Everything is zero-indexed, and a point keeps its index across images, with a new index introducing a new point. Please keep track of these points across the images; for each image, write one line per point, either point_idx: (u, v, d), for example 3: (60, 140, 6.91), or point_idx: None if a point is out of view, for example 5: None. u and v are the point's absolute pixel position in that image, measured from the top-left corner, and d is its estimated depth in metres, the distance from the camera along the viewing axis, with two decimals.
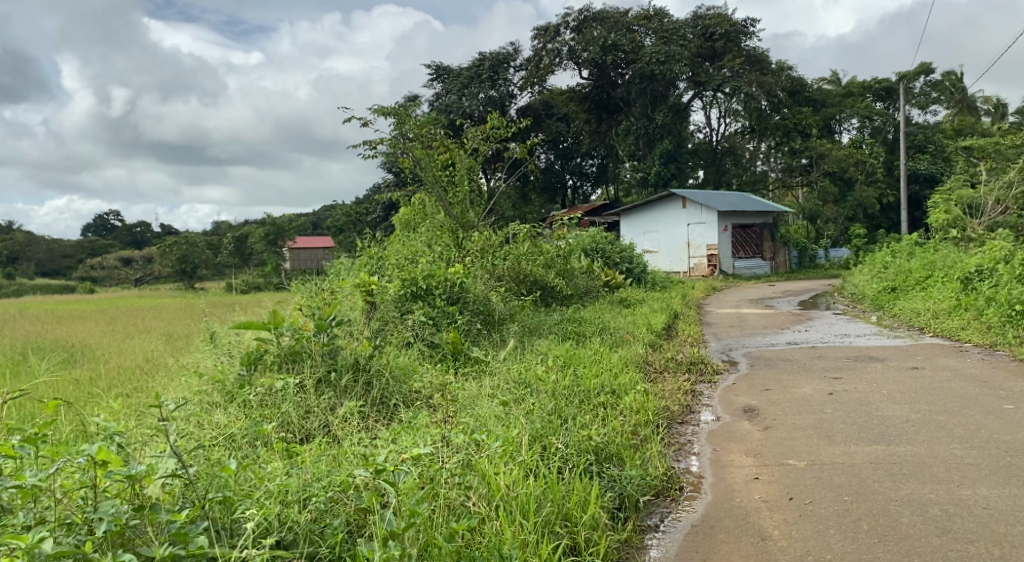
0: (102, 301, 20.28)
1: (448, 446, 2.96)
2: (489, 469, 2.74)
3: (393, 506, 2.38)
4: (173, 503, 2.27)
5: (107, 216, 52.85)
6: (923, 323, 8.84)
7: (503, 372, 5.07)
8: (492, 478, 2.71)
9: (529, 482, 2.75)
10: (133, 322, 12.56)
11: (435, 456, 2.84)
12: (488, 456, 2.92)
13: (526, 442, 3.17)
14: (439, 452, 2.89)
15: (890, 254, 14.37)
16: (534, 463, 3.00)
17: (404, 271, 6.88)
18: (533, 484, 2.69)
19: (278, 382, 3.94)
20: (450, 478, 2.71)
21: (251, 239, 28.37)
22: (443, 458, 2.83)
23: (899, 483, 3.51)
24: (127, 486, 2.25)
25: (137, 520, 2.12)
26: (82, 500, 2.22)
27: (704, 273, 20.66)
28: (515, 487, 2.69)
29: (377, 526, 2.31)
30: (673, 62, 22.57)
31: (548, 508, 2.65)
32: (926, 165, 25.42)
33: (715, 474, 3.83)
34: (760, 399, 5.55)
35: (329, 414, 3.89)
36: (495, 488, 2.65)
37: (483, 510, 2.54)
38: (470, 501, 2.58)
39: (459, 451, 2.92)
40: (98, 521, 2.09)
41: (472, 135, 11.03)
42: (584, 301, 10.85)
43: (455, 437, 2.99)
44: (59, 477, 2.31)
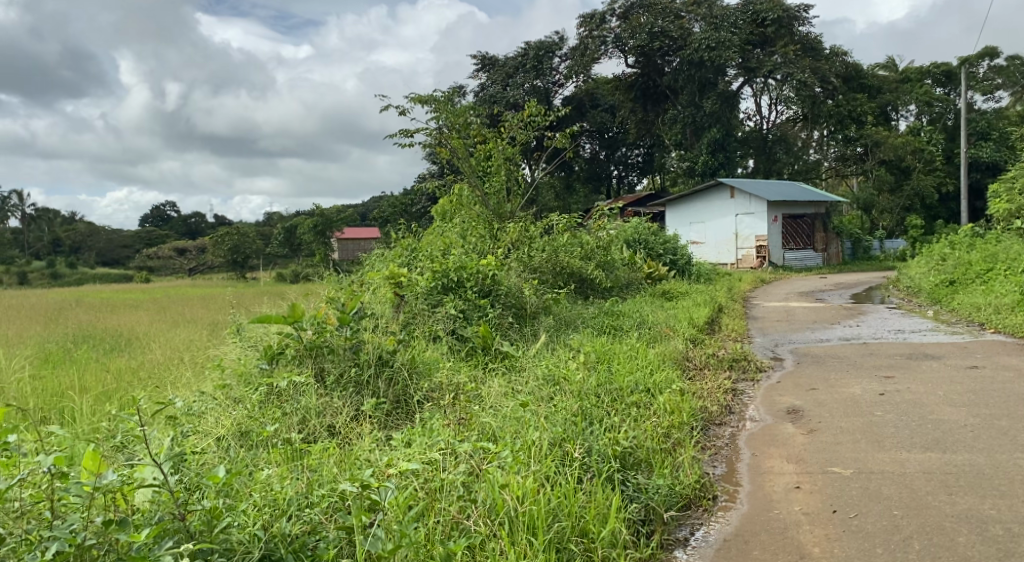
0: (155, 290, 20.81)
1: (459, 454, 2.81)
2: (498, 479, 2.57)
3: (381, 526, 2.24)
4: (148, 516, 2.15)
5: (163, 207, 54.42)
6: (983, 318, 8.31)
7: (532, 370, 4.95)
8: (498, 490, 2.53)
9: (542, 494, 2.56)
10: (181, 310, 12.79)
11: (436, 468, 2.69)
12: (498, 465, 2.74)
13: (540, 452, 3.00)
14: (445, 461, 2.74)
15: (950, 245, 13.68)
16: (549, 472, 2.82)
17: (435, 263, 6.76)
18: (543, 497, 2.50)
19: (287, 381, 3.85)
20: (454, 490, 2.56)
21: (300, 230, 28.75)
22: (447, 468, 2.68)
23: (955, 497, 3.21)
24: (99, 501, 2.14)
25: (97, 538, 2.02)
26: (51, 513, 2.11)
27: (752, 265, 20.08)
28: (525, 500, 2.50)
29: (363, 547, 2.17)
30: (723, 49, 21.97)
31: (560, 524, 2.47)
32: (988, 152, 24.27)
33: (752, 483, 3.58)
34: (806, 399, 5.24)
35: (342, 417, 3.79)
36: (500, 502, 2.47)
37: (483, 530, 2.37)
38: (473, 520, 2.42)
39: (466, 461, 2.76)
40: (52, 540, 1.96)
41: (511, 124, 10.87)
42: (625, 294, 10.55)
43: (461, 446, 2.84)
44: (29, 487, 2.20)
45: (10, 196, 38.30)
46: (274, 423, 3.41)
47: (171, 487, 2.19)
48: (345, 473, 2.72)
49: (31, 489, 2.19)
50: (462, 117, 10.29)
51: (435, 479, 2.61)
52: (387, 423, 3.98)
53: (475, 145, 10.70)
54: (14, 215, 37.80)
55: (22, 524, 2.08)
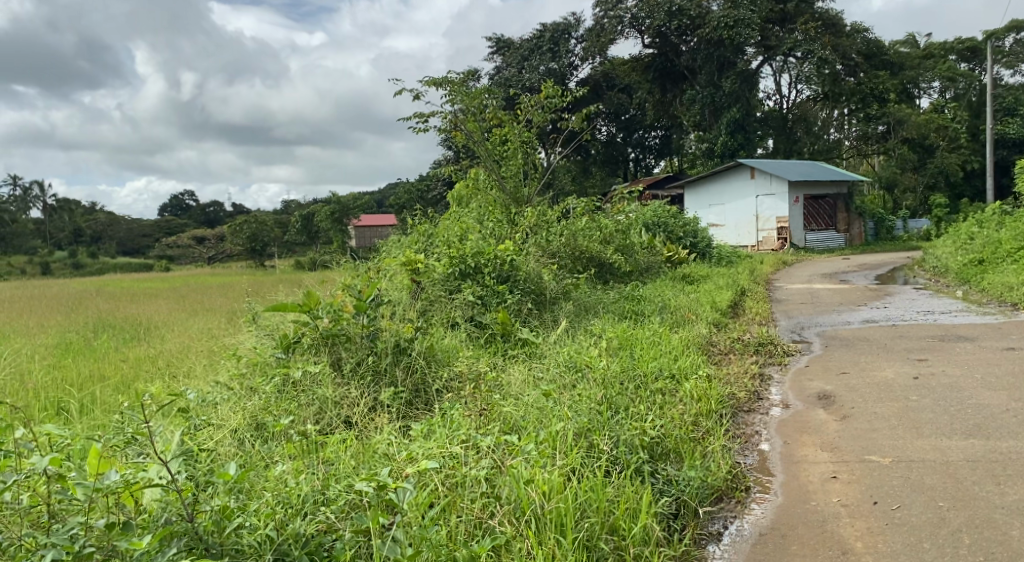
0: (175, 279, 20.92)
1: (481, 446, 2.70)
2: (523, 474, 2.44)
3: (398, 529, 2.12)
4: (153, 519, 2.07)
5: (182, 197, 54.84)
6: (1014, 298, 8.04)
7: (552, 358, 4.84)
8: (524, 486, 2.40)
9: (569, 489, 2.44)
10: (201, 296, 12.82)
11: (457, 462, 2.58)
12: (523, 459, 2.62)
13: (565, 445, 2.89)
14: (468, 456, 2.62)
15: (978, 224, 13.33)
16: (576, 465, 2.70)
17: (452, 249, 6.65)
18: (571, 493, 2.37)
19: (299, 371, 3.77)
20: (477, 487, 2.43)
21: (317, 217, 28.78)
22: (468, 463, 2.57)
23: (1004, 488, 3.04)
24: (102, 504, 2.05)
25: (99, 543, 1.93)
26: (51, 518, 2.03)
27: (773, 247, 19.77)
28: (552, 496, 2.38)
29: (380, 552, 2.06)
30: (742, 27, 21.58)
31: (589, 523, 2.34)
32: (1016, 128, 23.63)
33: (785, 472, 3.44)
34: (836, 384, 5.06)
35: (360, 409, 3.70)
36: (525, 501, 2.35)
37: (509, 530, 2.25)
38: (497, 520, 2.30)
39: (488, 455, 2.64)
40: (48, 548, 1.86)
41: (526, 106, 10.67)
42: (646, 278, 10.37)
43: (484, 440, 2.72)
44: (29, 489, 2.12)
45: (33, 187, 38.73)
46: (287, 415, 3.33)
47: (178, 486, 2.09)
48: (362, 469, 2.62)
49: (31, 491, 2.11)
50: (477, 99, 10.15)
51: (456, 475, 2.50)
52: (404, 413, 3.89)
53: (491, 129, 10.55)
54: (37, 206, 38.23)
55: (18, 528, 1.99)
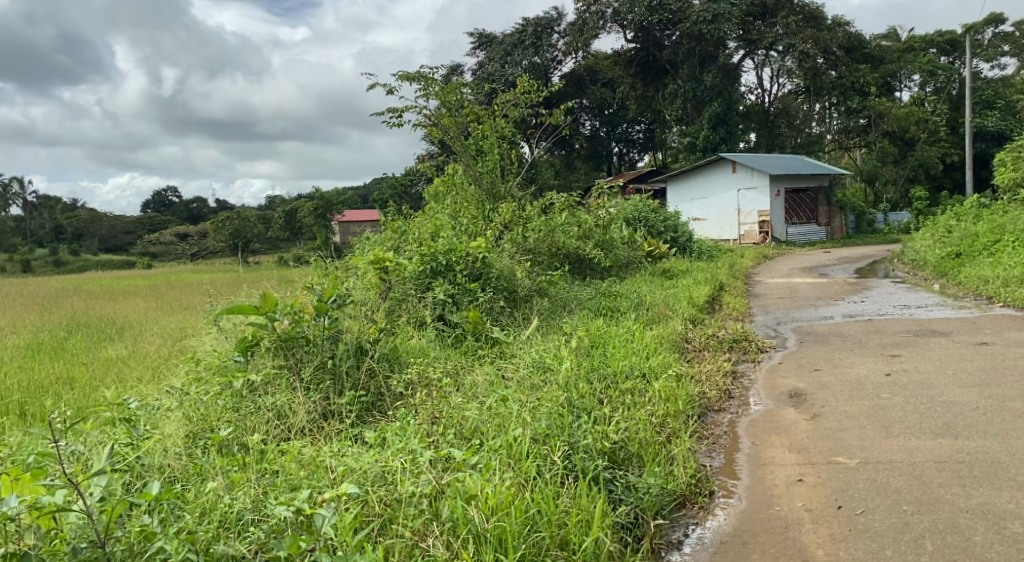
0: (155, 276, 20.63)
1: (421, 459, 2.64)
2: (464, 490, 2.38)
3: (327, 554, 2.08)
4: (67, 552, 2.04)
5: (165, 192, 54.22)
6: (990, 291, 8.00)
7: (521, 357, 4.73)
8: (466, 503, 2.36)
9: (514, 505, 2.41)
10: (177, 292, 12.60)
11: (399, 477, 2.54)
12: (469, 473, 2.56)
13: (516, 459, 2.85)
14: (410, 472, 2.56)
15: (955, 216, 13.36)
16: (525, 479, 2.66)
17: (423, 246, 6.52)
18: (513, 512, 2.34)
19: (240, 380, 3.79)
20: (417, 503, 2.39)
21: (300, 213, 28.45)
22: (410, 478, 2.53)
23: (970, 490, 2.96)
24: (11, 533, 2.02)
25: None
26: None
27: (755, 240, 19.79)
28: (494, 515, 2.34)
29: None
30: (722, 21, 21.65)
31: (528, 542, 2.31)
32: (994, 121, 23.75)
33: (750, 476, 3.37)
34: (808, 382, 5.00)
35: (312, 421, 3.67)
36: (463, 521, 2.30)
37: (442, 553, 2.20)
38: (431, 544, 2.25)
39: (429, 471, 2.57)
40: None
41: (502, 101, 10.53)
42: (625, 274, 10.30)
43: (430, 454, 2.67)
44: None
45: (12, 184, 38.10)
46: (229, 428, 3.29)
47: (91, 513, 2.15)
48: (296, 486, 2.66)
49: None
50: (453, 94, 9.99)
51: (398, 489, 2.46)
52: (361, 420, 3.84)
53: (469, 124, 10.41)
54: (16, 203, 37.69)
55: None
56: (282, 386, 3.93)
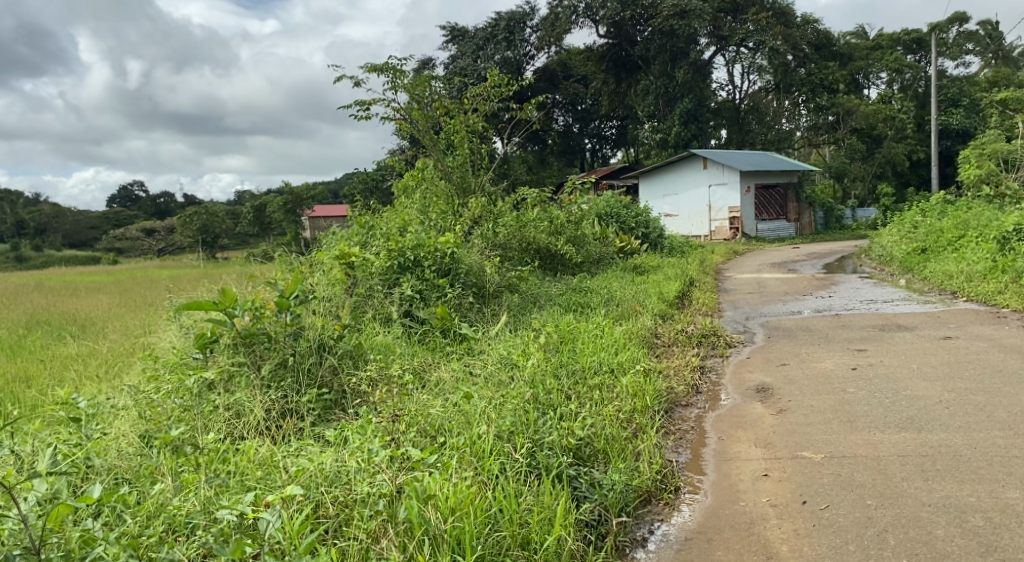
0: (121, 271, 20.26)
1: (375, 458, 2.58)
2: (421, 491, 2.33)
3: None
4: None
5: (131, 187, 53.09)
6: (954, 286, 8.12)
7: (487, 354, 4.67)
8: (423, 504, 2.31)
9: (473, 505, 2.36)
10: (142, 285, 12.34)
11: (354, 479, 2.48)
12: (426, 473, 2.51)
13: (477, 458, 2.80)
14: (367, 472, 2.50)
15: (921, 213, 13.58)
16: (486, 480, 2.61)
17: (391, 241, 6.41)
18: (470, 513, 2.30)
19: (194, 380, 3.69)
20: (373, 504, 2.34)
21: (269, 208, 28.05)
22: (366, 478, 2.47)
23: (932, 483, 2.98)
24: None
25: None
26: None
27: (725, 236, 19.96)
28: (452, 517, 2.29)
29: None
30: (693, 17, 21.87)
31: (486, 544, 2.27)
32: (958, 119, 24.21)
33: (716, 471, 3.36)
34: (776, 377, 5.02)
35: (270, 422, 3.60)
36: (418, 523, 2.25)
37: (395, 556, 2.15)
38: (385, 547, 2.20)
39: (386, 471, 2.51)
40: None
41: (473, 95, 10.41)
42: (596, 270, 10.29)
43: (387, 454, 2.61)
44: None
45: None
46: (182, 427, 3.20)
47: (28, 519, 2.11)
48: (249, 488, 2.63)
49: None
50: (423, 87, 9.86)
51: (353, 489, 2.41)
52: (323, 418, 3.77)
53: (439, 117, 10.29)
54: None
55: None
56: (241, 385, 3.84)
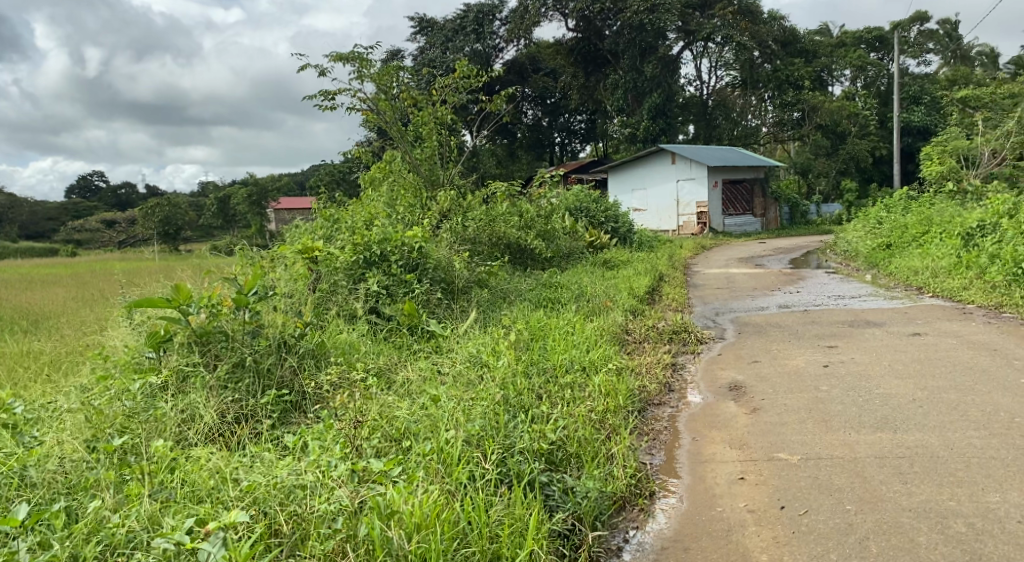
0: (77, 264, 19.65)
1: (334, 471, 2.43)
2: (382, 509, 2.19)
3: None
4: None
5: (90, 177, 51.55)
6: (920, 282, 8.18)
7: (456, 353, 4.52)
8: (385, 523, 2.16)
9: (437, 522, 2.23)
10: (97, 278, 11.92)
11: (311, 496, 2.32)
12: (388, 487, 2.36)
13: (444, 469, 2.66)
14: (324, 487, 2.34)
15: (885, 208, 13.75)
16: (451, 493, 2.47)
17: (356, 234, 6.20)
18: (436, 532, 2.16)
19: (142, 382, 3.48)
20: (331, 523, 2.19)
21: (234, 200, 27.43)
22: (323, 494, 2.32)
23: (911, 487, 2.91)
24: None
25: None
26: None
27: (693, 231, 20.04)
28: (415, 536, 2.15)
29: None
30: (662, 12, 21.89)
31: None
32: (920, 117, 24.65)
33: (691, 474, 3.26)
34: (748, 374, 4.96)
35: (222, 428, 3.42)
36: (379, 544, 2.10)
37: None
38: None
39: (345, 485, 2.36)
40: None
41: (441, 86, 10.18)
42: (566, 265, 10.18)
43: (346, 467, 2.46)
44: None
45: None
46: (126, 436, 3.00)
47: None
48: (198, 503, 2.46)
49: None
50: (389, 77, 9.64)
51: (310, 505, 2.27)
52: (282, 421, 3.60)
53: (406, 109, 10.07)
54: None
55: None
56: (195, 386, 3.65)
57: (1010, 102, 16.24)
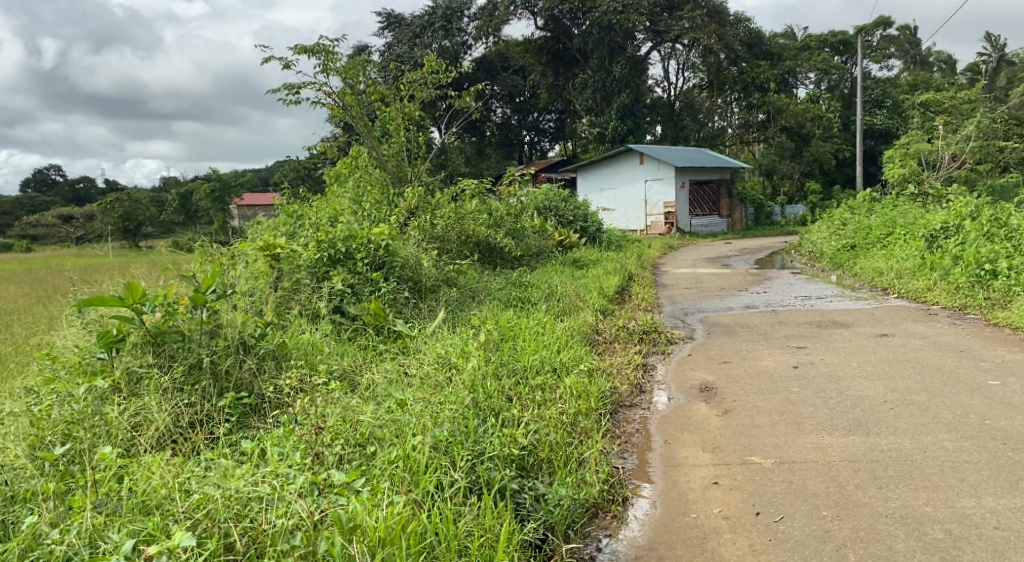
0: (31, 260, 19.04)
1: (294, 483, 2.29)
2: (343, 525, 2.06)
3: None
4: None
5: (47, 170, 50.08)
6: (885, 283, 8.27)
7: (424, 354, 4.38)
8: (346, 540, 2.04)
9: (403, 538, 2.11)
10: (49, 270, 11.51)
11: (267, 509, 2.18)
12: (350, 499, 2.23)
13: (410, 478, 2.54)
14: (282, 499, 2.20)
15: (849, 210, 13.94)
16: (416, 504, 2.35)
17: (321, 231, 6.02)
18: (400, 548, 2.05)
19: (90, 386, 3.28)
20: (288, 539, 2.06)
21: (196, 196, 26.84)
22: (279, 507, 2.17)
23: (887, 492, 2.87)
24: None
25: None
26: None
27: (661, 231, 20.13)
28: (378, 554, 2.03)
29: None
30: (631, 12, 21.91)
31: None
32: (882, 120, 25.13)
33: (664, 479, 3.18)
34: (718, 375, 4.91)
35: (175, 435, 3.24)
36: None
37: None
38: None
39: (304, 498, 2.22)
40: None
41: (408, 81, 10.00)
42: (535, 263, 10.10)
43: (305, 477, 2.33)
44: None
45: None
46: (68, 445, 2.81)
47: None
48: (145, 516, 2.29)
49: None
50: (355, 71, 9.44)
51: (267, 521, 2.13)
52: (241, 426, 3.43)
53: (374, 104, 9.90)
54: None
55: None
56: (148, 389, 3.46)
57: (969, 107, 16.60)
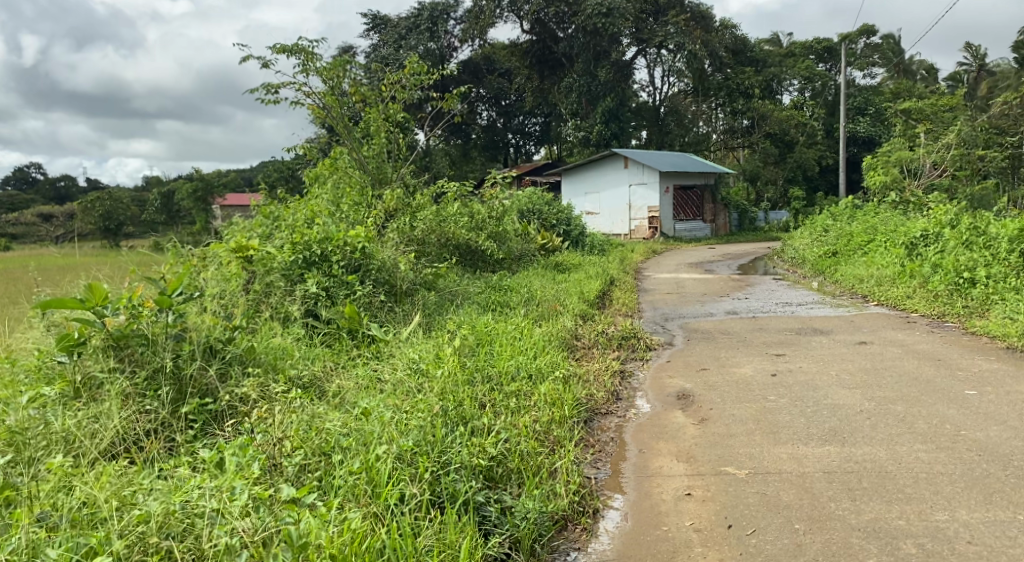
0: (6, 259, 18.68)
1: (246, 499, 2.19)
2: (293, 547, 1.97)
3: None
4: None
5: (28, 168, 49.41)
6: (865, 290, 8.28)
7: (397, 361, 4.28)
8: None
9: None
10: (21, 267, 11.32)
11: (215, 526, 2.08)
12: (304, 516, 2.14)
13: (371, 493, 2.46)
14: (233, 518, 2.11)
15: (831, 217, 13.98)
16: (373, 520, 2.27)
17: (296, 233, 5.91)
18: None
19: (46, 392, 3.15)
20: None
21: (178, 196, 26.55)
22: (229, 526, 2.08)
23: (860, 504, 2.83)
24: None
25: None
26: None
27: (645, 235, 20.12)
28: None
29: None
30: (617, 17, 21.93)
31: None
32: (864, 127, 25.33)
33: (636, 490, 3.11)
34: (696, 382, 4.86)
35: (132, 445, 3.12)
36: None
37: None
38: None
39: (255, 516, 2.13)
40: None
41: (390, 82, 9.88)
42: (517, 267, 10.02)
43: (260, 493, 2.23)
44: None
45: None
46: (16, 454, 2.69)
47: None
48: (91, 532, 2.19)
49: None
50: (337, 70, 9.33)
51: (215, 538, 2.06)
52: (203, 433, 3.33)
53: (355, 105, 9.80)
54: None
55: None
56: (108, 395, 3.34)
57: (950, 116, 16.73)
